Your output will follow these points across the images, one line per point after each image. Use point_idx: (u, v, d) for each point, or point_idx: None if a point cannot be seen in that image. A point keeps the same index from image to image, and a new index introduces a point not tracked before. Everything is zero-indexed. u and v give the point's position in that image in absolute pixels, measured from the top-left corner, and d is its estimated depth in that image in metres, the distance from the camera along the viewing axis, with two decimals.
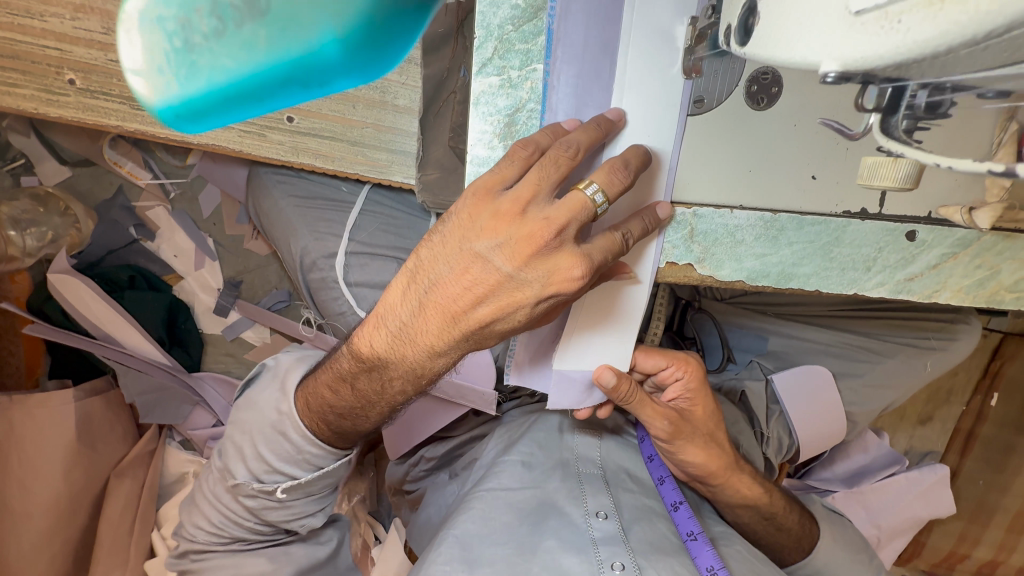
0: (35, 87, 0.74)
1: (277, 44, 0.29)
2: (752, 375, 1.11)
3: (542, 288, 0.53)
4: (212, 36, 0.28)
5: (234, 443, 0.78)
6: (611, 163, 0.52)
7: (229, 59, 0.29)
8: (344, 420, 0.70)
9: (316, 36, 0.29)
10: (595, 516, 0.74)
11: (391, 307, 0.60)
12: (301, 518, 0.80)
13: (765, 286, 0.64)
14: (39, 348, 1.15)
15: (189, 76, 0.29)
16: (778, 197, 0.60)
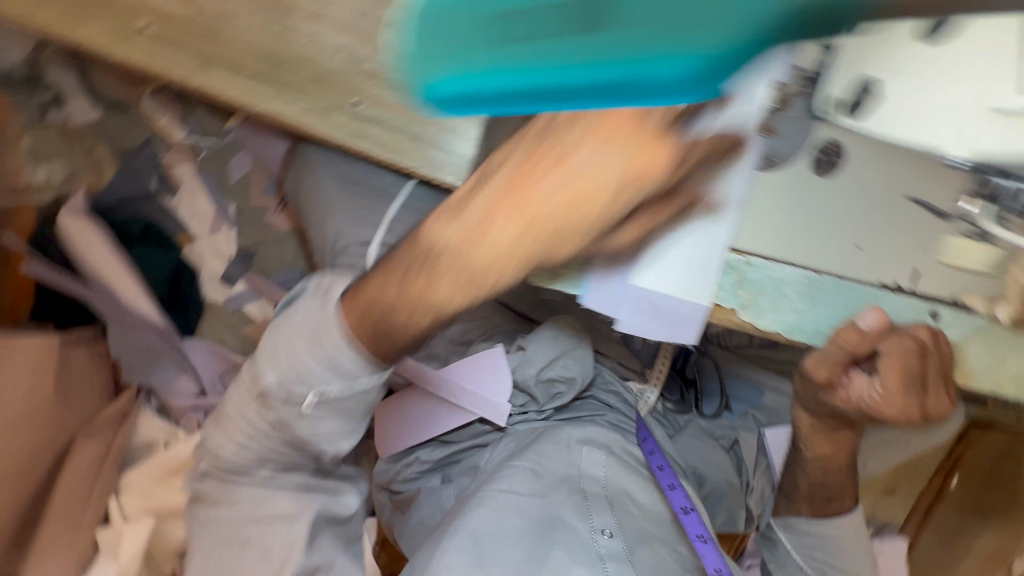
0: (107, 27, 0.73)
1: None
2: (746, 427, 1.15)
3: (624, 170, 0.51)
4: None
5: (263, 357, 0.71)
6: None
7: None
8: (387, 322, 0.64)
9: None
10: (599, 533, 0.76)
11: (461, 201, 0.58)
12: (329, 441, 0.75)
13: (798, 342, 0.67)
14: (30, 287, 1.10)
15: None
16: (824, 260, 0.63)
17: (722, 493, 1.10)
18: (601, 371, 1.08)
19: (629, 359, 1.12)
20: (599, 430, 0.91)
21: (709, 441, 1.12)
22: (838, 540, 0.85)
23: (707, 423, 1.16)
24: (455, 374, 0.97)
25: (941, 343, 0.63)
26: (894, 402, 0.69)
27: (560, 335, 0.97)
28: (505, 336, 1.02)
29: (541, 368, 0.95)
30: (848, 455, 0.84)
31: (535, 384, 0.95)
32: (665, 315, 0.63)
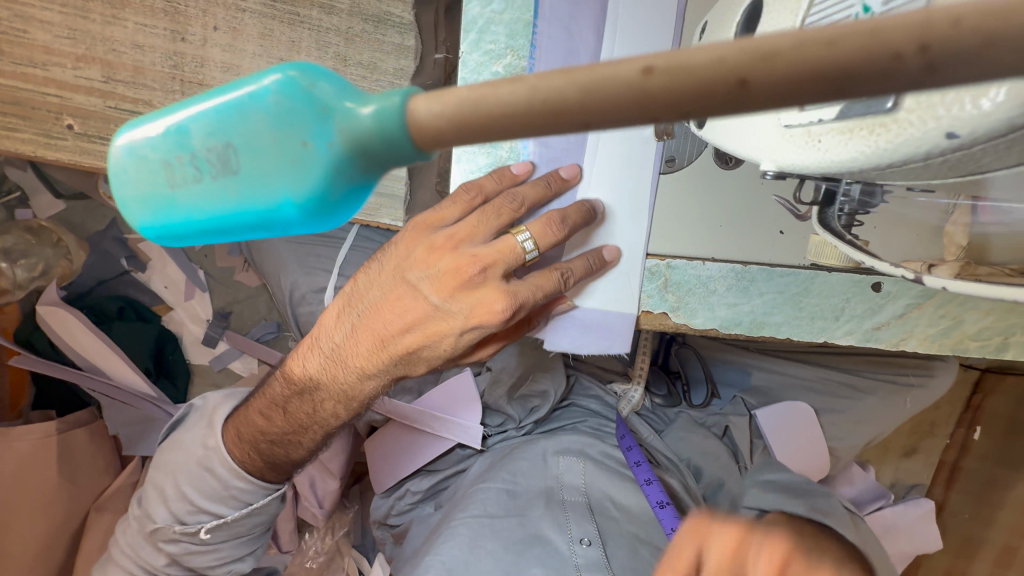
0: (34, 131, 0.76)
1: (244, 196, 0.23)
2: (736, 411, 1.10)
3: (466, 320, 0.55)
4: (188, 185, 0.23)
5: (156, 485, 0.74)
6: (548, 216, 0.55)
7: (196, 204, 0.24)
8: (276, 448, 0.69)
9: (275, 197, 0.23)
10: (578, 543, 0.77)
11: (328, 331, 0.63)
12: (228, 564, 0.77)
13: (738, 334, 0.66)
14: (24, 379, 1.14)
15: (154, 203, 0.24)
16: (748, 251, 0.62)
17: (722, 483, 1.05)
18: (578, 378, 1.09)
19: (609, 362, 1.13)
20: (576, 439, 0.93)
21: (699, 431, 1.08)
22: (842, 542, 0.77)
23: (696, 413, 1.13)
24: (428, 404, 0.98)
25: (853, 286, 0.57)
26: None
27: (525, 353, 0.95)
28: (475, 359, 1.01)
29: (513, 385, 0.96)
30: None
31: (509, 402, 0.97)
32: (596, 329, 0.63)
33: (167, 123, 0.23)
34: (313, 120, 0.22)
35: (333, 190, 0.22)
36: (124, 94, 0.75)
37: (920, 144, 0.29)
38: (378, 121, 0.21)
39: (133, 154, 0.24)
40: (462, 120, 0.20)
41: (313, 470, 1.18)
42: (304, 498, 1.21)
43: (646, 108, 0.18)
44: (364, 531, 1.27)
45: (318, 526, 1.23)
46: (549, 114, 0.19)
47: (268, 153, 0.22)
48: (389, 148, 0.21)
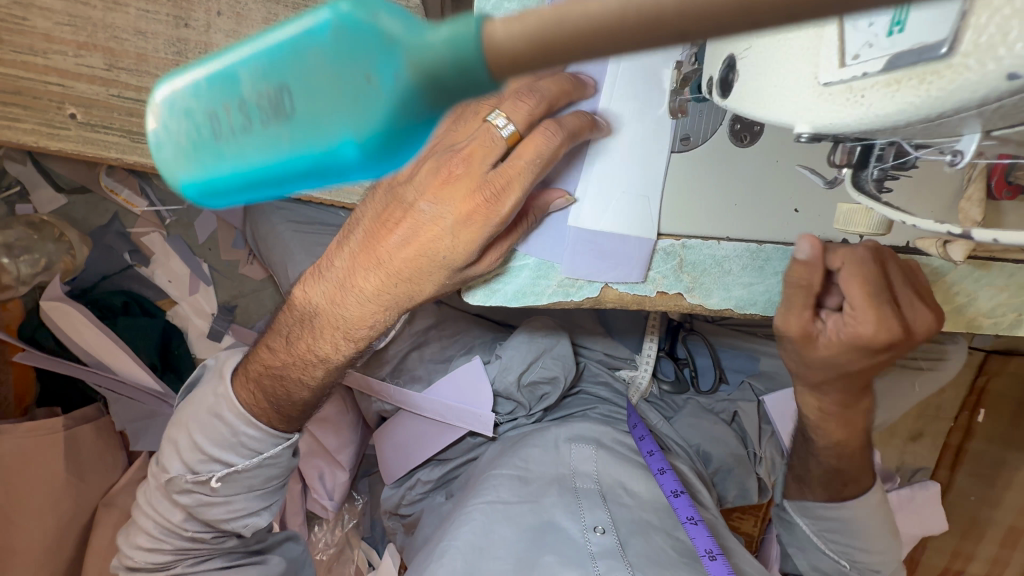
0: (35, 121, 0.75)
1: (300, 142, 0.21)
2: (745, 397, 1.10)
3: (454, 222, 0.54)
4: (239, 134, 0.22)
5: (170, 438, 0.73)
6: (519, 93, 0.52)
7: (245, 155, 0.22)
8: (276, 380, 0.68)
9: (333, 140, 0.21)
10: (592, 531, 0.77)
11: (328, 257, 0.64)
12: (244, 517, 0.75)
13: (752, 314, 0.66)
14: (28, 374, 1.12)
15: (202, 154, 0.23)
16: (763, 230, 0.62)
17: (731, 467, 1.07)
18: (586, 364, 1.08)
19: (616, 348, 1.10)
20: (588, 426, 0.94)
21: (708, 416, 1.09)
22: (860, 522, 0.83)
23: (704, 399, 1.13)
24: (439, 395, 0.96)
25: (884, 249, 0.60)
26: (868, 321, 0.59)
27: (534, 336, 0.95)
28: (484, 348, 1.01)
29: (522, 372, 0.94)
30: (863, 436, 0.83)
31: (519, 390, 0.95)
32: (608, 254, 0.61)
33: (219, 70, 0.22)
34: (374, 51, 0.20)
35: (395, 127, 0.20)
36: (126, 82, 0.74)
37: (975, 90, 0.28)
38: (450, 44, 0.18)
39: (180, 106, 0.23)
40: (544, 38, 0.16)
41: (322, 462, 1.18)
42: (312, 490, 1.20)
43: (748, 12, 0.15)
44: (373, 522, 1.27)
45: (326, 518, 1.23)
46: (636, 30, 0.16)
47: (325, 93, 0.21)
48: (461, 78, 0.19)
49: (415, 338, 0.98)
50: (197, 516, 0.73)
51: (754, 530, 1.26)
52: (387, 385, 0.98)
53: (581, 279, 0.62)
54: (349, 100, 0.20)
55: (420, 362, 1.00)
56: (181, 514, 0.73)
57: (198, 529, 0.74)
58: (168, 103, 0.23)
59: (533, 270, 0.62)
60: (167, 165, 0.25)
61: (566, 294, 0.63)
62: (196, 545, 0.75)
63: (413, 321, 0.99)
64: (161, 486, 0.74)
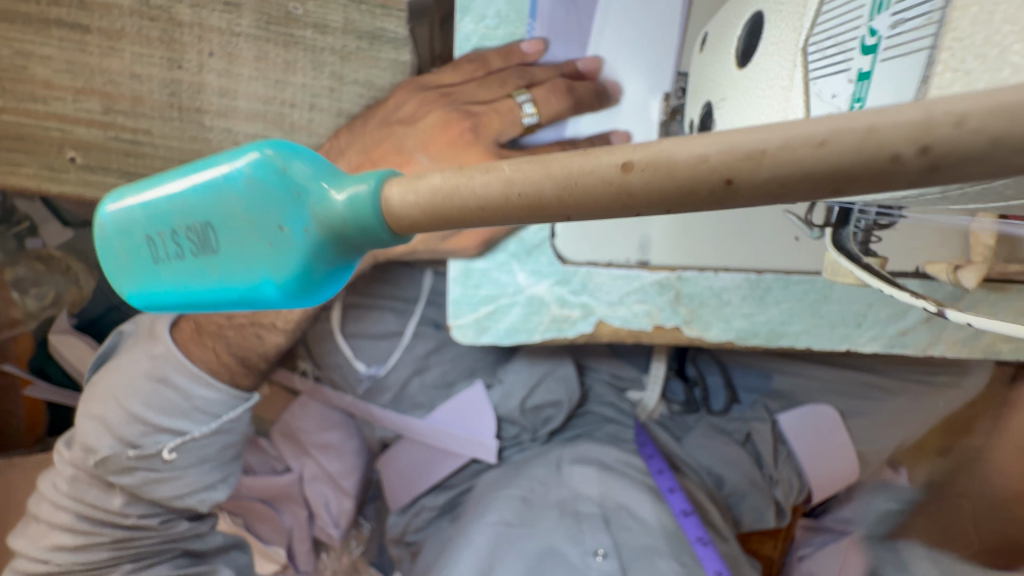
0: (37, 165, 0.77)
1: (226, 268, 0.27)
2: (757, 417, 1.06)
3: None
4: (178, 257, 0.28)
5: (93, 415, 0.73)
6: (554, 88, 0.72)
7: (184, 275, 0.28)
8: (250, 331, 0.78)
9: (255, 273, 0.27)
10: (593, 555, 0.75)
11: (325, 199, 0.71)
12: (198, 493, 0.76)
13: (756, 345, 0.64)
14: (39, 407, 1.10)
15: (151, 269, 0.29)
16: (762, 259, 0.60)
17: (745, 491, 1.03)
18: (592, 385, 1.06)
19: (623, 369, 1.08)
20: (593, 448, 0.92)
21: (721, 437, 1.05)
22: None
23: (717, 419, 1.08)
24: (438, 420, 0.95)
25: None
26: None
27: (534, 360, 0.93)
28: (487, 370, 0.98)
29: (525, 397, 0.93)
30: None
31: (522, 414, 0.94)
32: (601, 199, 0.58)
33: (156, 203, 0.29)
34: (286, 207, 0.26)
35: (310, 270, 0.27)
36: (124, 124, 0.75)
37: None
38: (346, 212, 0.25)
39: (131, 228, 0.29)
40: (436, 204, 0.24)
41: (328, 489, 1.18)
42: (318, 516, 1.19)
43: (625, 200, 0.21)
44: (381, 547, 1.27)
45: (333, 545, 1.21)
46: (527, 203, 0.23)
47: (245, 233, 0.27)
48: (358, 233, 0.26)
49: (416, 363, 0.96)
50: (141, 496, 0.73)
51: (774, 552, 1.24)
52: (390, 411, 0.97)
53: (579, 268, 0.59)
54: (264, 240, 0.26)
55: (421, 388, 0.96)
56: (122, 499, 0.73)
57: (142, 515, 0.74)
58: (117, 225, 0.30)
59: (524, 306, 0.60)
60: (121, 276, 0.30)
61: (561, 330, 0.61)
62: (140, 533, 0.74)
63: (413, 346, 0.96)
64: (90, 467, 0.72)
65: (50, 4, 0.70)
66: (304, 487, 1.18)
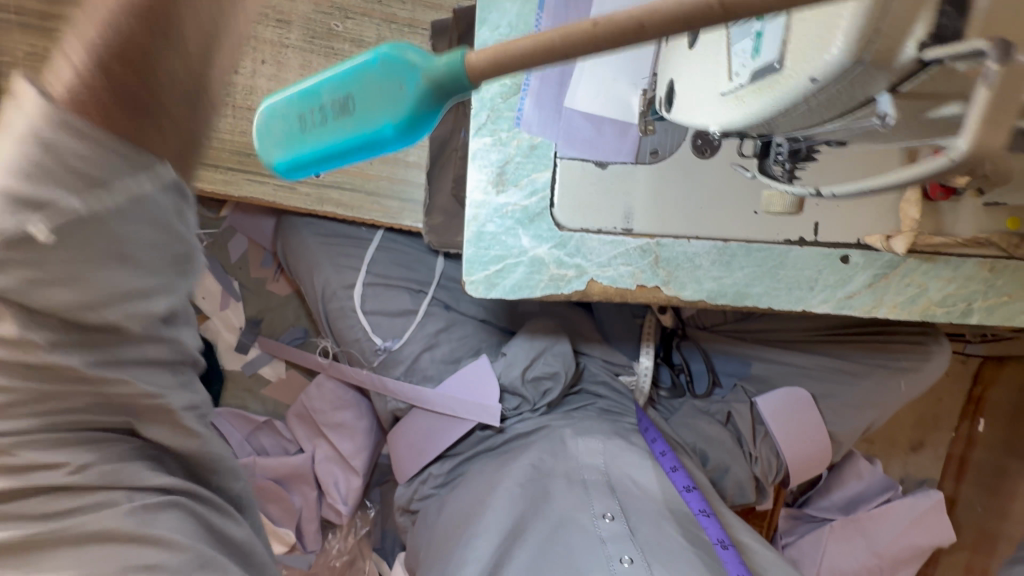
0: None
1: (356, 126, 0.31)
2: (737, 398, 1.15)
3: None
4: (317, 126, 0.32)
5: None
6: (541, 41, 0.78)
7: (320, 139, 0.32)
8: None
9: (378, 124, 0.31)
10: (601, 518, 0.80)
11: None
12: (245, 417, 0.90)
13: (724, 305, 0.74)
14: None
15: (292, 141, 0.33)
16: (727, 229, 0.72)
17: (727, 466, 1.11)
18: (587, 365, 1.15)
19: (614, 354, 1.16)
20: (595, 424, 0.99)
21: (705, 417, 1.14)
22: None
23: (701, 401, 1.18)
24: (447, 389, 1.04)
25: None
26: None
27: (535, 336, 1.04)
28: (491, 349, 1.09)
29: (526, 368, 1.02)
30: None
31: (523, 384, 1.03)
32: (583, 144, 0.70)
33: (306, 86, 0.33)
34: (405, 72, 0.30)
35: (419, 117, 0.31)
36: None
37: (796, 91, 0.37)
38: (450, 67, 0.29)
39: (280, 108, 0.33)
40: (494, 64, 0.28)
41: (338, 468, 1.25)
42: (328, 495, 1.25)
43: (590, 44, 0.27)
44: (385, 533, 1.34)
45: (340, 525, 1.27)
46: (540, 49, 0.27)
47: (374, 96, 0.31)
48: (458, 85, 0.30)
49: (427, 339, 1.06)
50: None
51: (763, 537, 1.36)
52: (402, 382, 1.05)
53: (573, 233, 0.70)
54: (388, 100, 0.31)
55: (431, 362, 1.06)
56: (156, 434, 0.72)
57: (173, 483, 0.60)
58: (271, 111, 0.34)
59: (527, 265, 0.71)
60: (266, 152, 0.35)
61: (558, 287, 0.71)
62: (60, 390, 0.43)
63: (425, 324, 1.07)
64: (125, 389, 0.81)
65: None
66: (315, 466, 1.25)
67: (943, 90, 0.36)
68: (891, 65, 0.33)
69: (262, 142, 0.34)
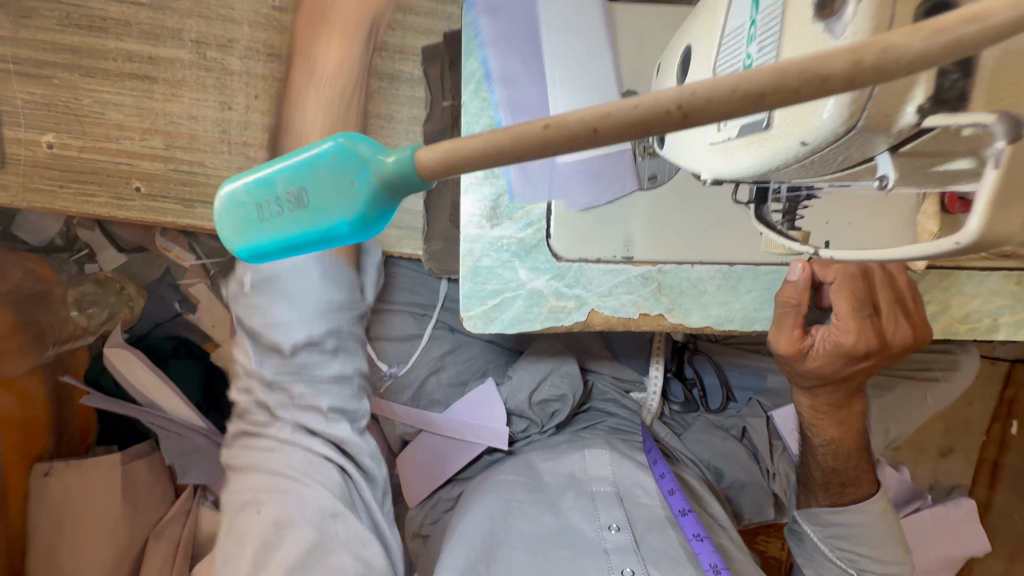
0: (107, 195, 0.89)
1: (311, 221, 0.32)
2: (753, 413, 1.13)
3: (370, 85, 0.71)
4: (275, 216, 0.33)
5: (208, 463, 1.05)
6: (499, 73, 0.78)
7: (280, 230, 0.33)
8: None
9: (332, 221, 0.31)
10: (608, 529, 0.81)
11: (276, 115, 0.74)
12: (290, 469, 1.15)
13: (732, 330, 0.71)
14: (91, 414, 1.17)
15: (251, 229, 0.34)
16: (734, 253, 0.69)
17: (744, 482, 1.08)
18: (595, 383, 1.13)
19: (624, 371, 1.14)
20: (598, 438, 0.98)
21: (719, 433, 1.11)
22: (867, 528, 0.84)
23: (714, 416, 1.14)
24: (456, 414, 1.04)
25: (871, 266, 0.65)
26: (850, 331, 0.64)
27: (542, 358, 1.02)
28: (498, 371, 1.09)
29: (532, 392, 1.00)
30: (861, 437, 0.85)
31: (531, 407, 1.01)
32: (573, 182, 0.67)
33: (263, 174, 0.33)
34: (356, 170, 0.31)
35: (370, 213, 0.31)
36: (181, 157, 0.89)
37: (787, 153, 0.35)
38: (397, 166, 0.30)
39: (239, 197, 0.34)
40: (448, 161, 0.28)
41: None
42: None
43: (595, 137, 0.25)
44: None
45: None
46: (546, 135, 0.25)
47: (327, 191, 0.31)
48: (404, 182, 0.30)
49: (432, 363, 1.06)
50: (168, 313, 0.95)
51: (782, 553, 1.27)
52: (409, 408, 1.05)
53: (570, 264, 0.69)
54: (341, 195, 0.31)
55: (438, 386, 1.07)
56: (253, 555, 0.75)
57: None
58: (233, 198, 0.35)
59: (526, 298, 0.69)
60: (227, 240, 0.35)
61: (559, 320, 0.70)
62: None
63: (430, 348, 1.07)
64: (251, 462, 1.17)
65: (126, 61, 0.85)
66: None
67: (946, 151, 0.34)
68: (891, 129, 0.31)
69: (226, 229, 0.35)
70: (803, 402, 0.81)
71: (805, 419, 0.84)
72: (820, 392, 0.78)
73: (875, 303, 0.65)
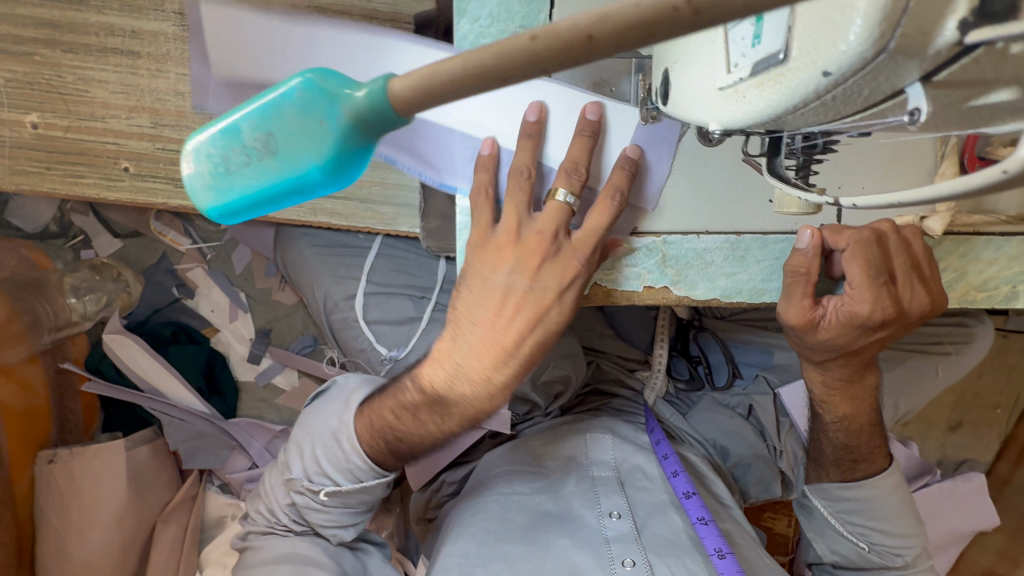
0: (97, 176, 0.87)
1: (282, 168, 0.32)
2: (759, 390, 1.10)
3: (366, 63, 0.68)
4: (243, 166, 0.33)
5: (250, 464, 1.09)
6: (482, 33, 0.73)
7: (251, 179, 0.34)
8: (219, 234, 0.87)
9: (304, 166, 0.32)
10: (608, 517, 0.81)
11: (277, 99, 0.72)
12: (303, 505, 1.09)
13: (740, 303, 0.69)
14: (94, 402, 1.17)
15: (219, 182, 0.34)
16: (739, 223, 0.66)
17: (750, 460, 1.07)
18: (599, 363, 1.11)
19: (628, 350, 1.12)
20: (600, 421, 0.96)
21: (725, 411, 1.09)
22: (878, 502, 0.83)
23: (720, 394, 1.12)
24: None
25: (886, 232, 0.62)
26: (864, 301, 0.61)
27: None
28: None
29: (536, 373, 0.99)
30: (872, 413, 0.82)
31: (534, 389, 0.99)
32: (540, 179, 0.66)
33: (227, 123, 0.34)
34: (325, 107, 0.32)
35: (343, 152, 0.32)
36: (170, 136, 0.86)
37: (807, 86, 0.33)
38: (368, 98, 0.30)
39: (204, 150, 0.34)
40: (423, 87, 0.29)
41: None
42: None
43: (592, 53, 0.25)
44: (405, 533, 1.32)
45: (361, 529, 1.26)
46: (535, 46, 0.25)
47: (296, 134, 0.32)
48: (375, 116, 0.31)
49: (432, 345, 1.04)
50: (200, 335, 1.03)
51: (789, 529, 1.25)
52: None
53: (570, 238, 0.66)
54: (312, 137, 0.32)
55: None
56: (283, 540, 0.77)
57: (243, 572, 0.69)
58: (197, 152, 0.35)
59: None
60: (196, 197, 0.36)
61: None
62: None
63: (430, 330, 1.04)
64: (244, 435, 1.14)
65: (108, 35, 0.81)
66: None
67: (987, 78, 0.31)
68: (925, 52, 0.29)
69: (194, 185, 0.35)
70: (814, 378, 0.79)
71: (815, 395, 0.81)
72: (831, 366, 0.75)
73: (891, 273, 0.62)
